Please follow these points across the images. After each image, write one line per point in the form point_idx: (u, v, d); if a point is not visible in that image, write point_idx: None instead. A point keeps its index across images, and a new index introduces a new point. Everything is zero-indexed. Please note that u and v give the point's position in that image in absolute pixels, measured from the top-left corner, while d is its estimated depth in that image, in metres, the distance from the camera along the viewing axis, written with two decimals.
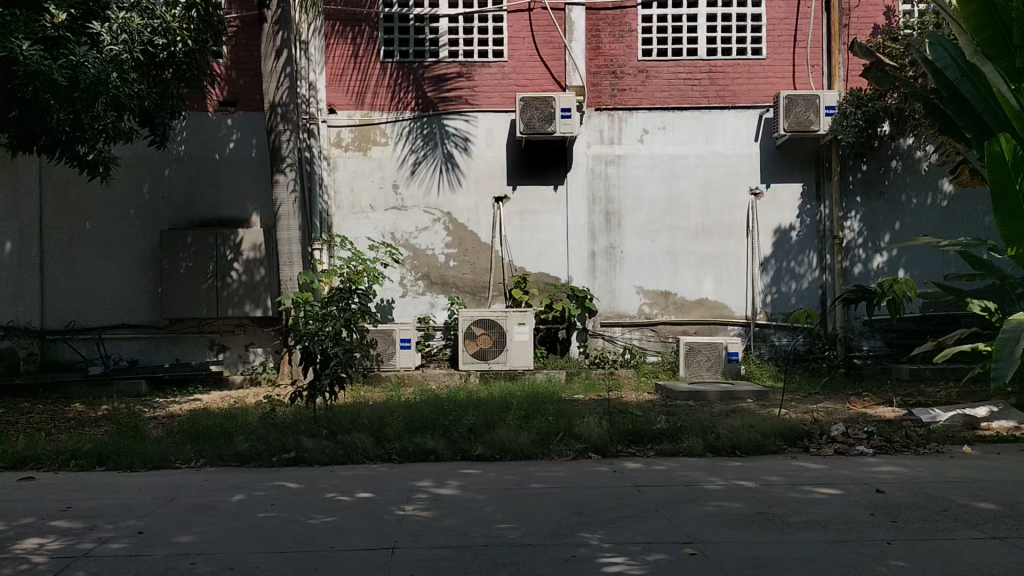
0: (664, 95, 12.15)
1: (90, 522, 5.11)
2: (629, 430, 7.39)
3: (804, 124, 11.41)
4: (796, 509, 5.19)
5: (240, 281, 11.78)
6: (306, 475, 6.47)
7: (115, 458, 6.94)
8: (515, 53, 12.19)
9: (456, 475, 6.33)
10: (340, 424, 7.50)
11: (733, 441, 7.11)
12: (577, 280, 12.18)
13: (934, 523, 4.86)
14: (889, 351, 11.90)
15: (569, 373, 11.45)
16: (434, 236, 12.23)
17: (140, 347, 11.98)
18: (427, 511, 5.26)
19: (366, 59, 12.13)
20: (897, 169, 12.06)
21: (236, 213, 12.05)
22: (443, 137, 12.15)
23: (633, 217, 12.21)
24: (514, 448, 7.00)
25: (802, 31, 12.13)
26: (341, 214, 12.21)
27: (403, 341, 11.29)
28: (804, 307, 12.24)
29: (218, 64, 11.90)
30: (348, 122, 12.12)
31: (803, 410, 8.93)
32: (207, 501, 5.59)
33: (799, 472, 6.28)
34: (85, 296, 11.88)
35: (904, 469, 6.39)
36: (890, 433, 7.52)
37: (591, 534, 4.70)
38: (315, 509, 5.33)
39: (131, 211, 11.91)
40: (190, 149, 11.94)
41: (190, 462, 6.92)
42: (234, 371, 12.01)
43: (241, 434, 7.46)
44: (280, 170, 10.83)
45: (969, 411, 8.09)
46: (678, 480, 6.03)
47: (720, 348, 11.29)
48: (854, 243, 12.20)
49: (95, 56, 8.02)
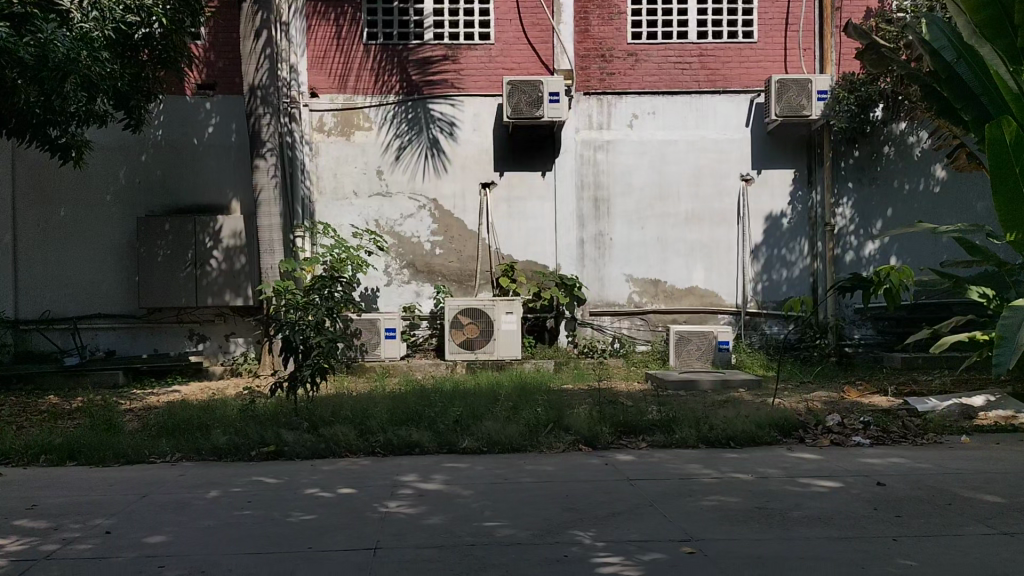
0: (654, 79, 11.90)
1: (54, 522, 4.82)
2: (619, 422, 7.19)
3: (797, 108, 11.21)
4: (795, 504, 5.01)
5: (220, 270, 11.48)
6: (285, 470, 6.22)
7: (87, 453, 6.65)
8: (502, 35, 11.89)
9: (441, 469, 6.10)
10: (321, 416, 7.25)
11: (727, 432, 6.92)
12: (565, 268, 11.96)
13: (939, 518, 4.69)
14: (881, 339, 11.79)
15: (557, 362, 11.22)
16: (419, 223, 11.94)
17: (117, 337, 11.64)
18: (412, 508, 5.02)
19: (350, 41, 11.80)
20: (890, 155, 11.90)
21: (216, 200, 11.75)
22: (429, 122, 11.87)
23: (622, 204, 11.99)
24: (501, 441, 6.79)
25: (794, 14, 11.90)
26: (324, 200, 11.90)
27: (388, 331, 11.05)
28: (796, 295, 12.07)
29: (195, 46, 11.53)
30: (331, 106, 11.79)
31: (797, 400, 8.76)
32: (180, 498, 5.32)
33: (796, 465, 6.10)
34: (60, 285, 11.51)
35: (903, 460, 6.25)
36: (887, 423, 7.39)
37: (583, 532, 4.47)
38: (292, 506, 5.08)
39: (107, 197, 11.55)
40: (167, 133, 11.59)
41: (165, 457, 6.67)
42: (214, 362, 11.72)
43: (219, 427, 7.19)
44: (260, 155, 10.54)
45: (966, 400, 8.00)
46: (673, 473, 5.83)
47: (711, 337, 11.08)
48: (846, 230, 12.01)
49: (65, 34, 7.53)
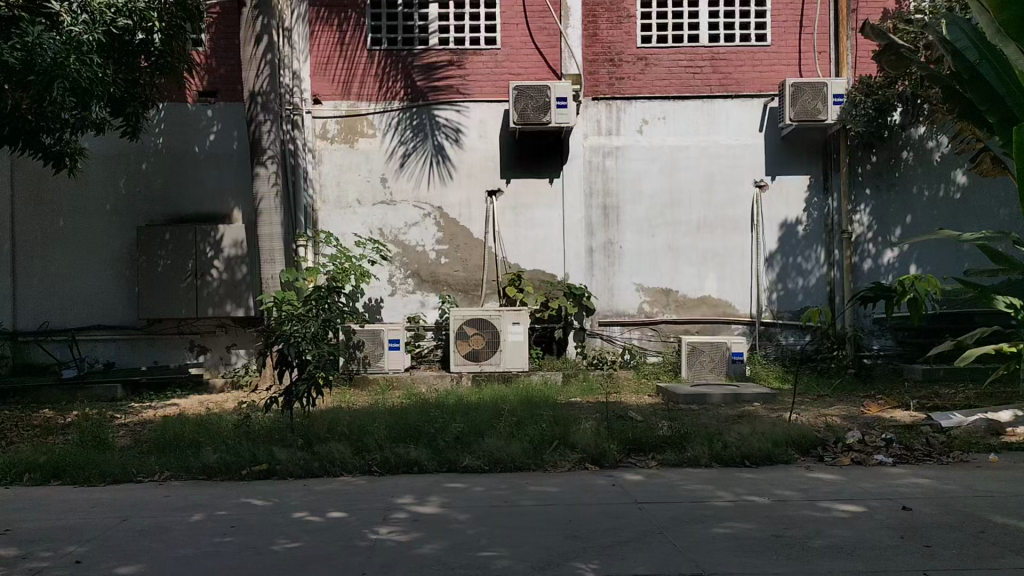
0: (664, 84, 11.60)
1: (24, 549, 4.56)
2: (628, 439, 6.88)
3: (812, 113, 10.87)
4: (816, 531, 4.66)
5: (221, 280, 11.29)
6: (276, 490, 5.93)
7: (71, 471, 6.40)
8: (508, 40, 11.63)
9: (440, 490, 5.78)
10: (317, 433, 6.96)
11: (742, 450, 6.58)
12: (573, 277, 11.64)
13: (974, 550, 4.32)
14: (901, 350, 11.39)
15: (566, 374, 10.88)
16: (424, 232, 11.66)
17: (117, 349, 11.41)
18: (404, 534, 4.72)
19: (353, 47, 11.57)
20: (909, 160, 11.53)
21: (218, 209, 11.53)
22: (434, 129, 11.62)
23: (633, 210, 11.67)
24: (503, 459, 6.47)
25: (809, 16, 11.56)
26: (328, 209, 11.65)
27: (392, 342, 10.72)
28: (813, 305, 11.69)
29: (196, 53, 11.34)
30: (334, 113, 11.57)
31: (815, 414, 8.39)
32: (162, 522, 5.05)
33: (815, 486, 5.75)
34: (59, 296, 11.31)
35: (930, 481, 5.88)
36: (910, 440, 7.02)
37: (585, 564, 4.16)
38: (277, 533, 4.77)
39: (106, 206, 11.35)
40: (168, 142, 11.39)
41: (154, 476, 6.40)
42: (215, 374, 11.45)
43: (210, 444, 6.92)
44: (261, 163, 10.30)
45: (993, 415, 7.61)
46: (685, 496, 5.49)
47: (724, 348, 10.72)
48: (864, 238, 11.66)
49: (53, 37, 7.34)
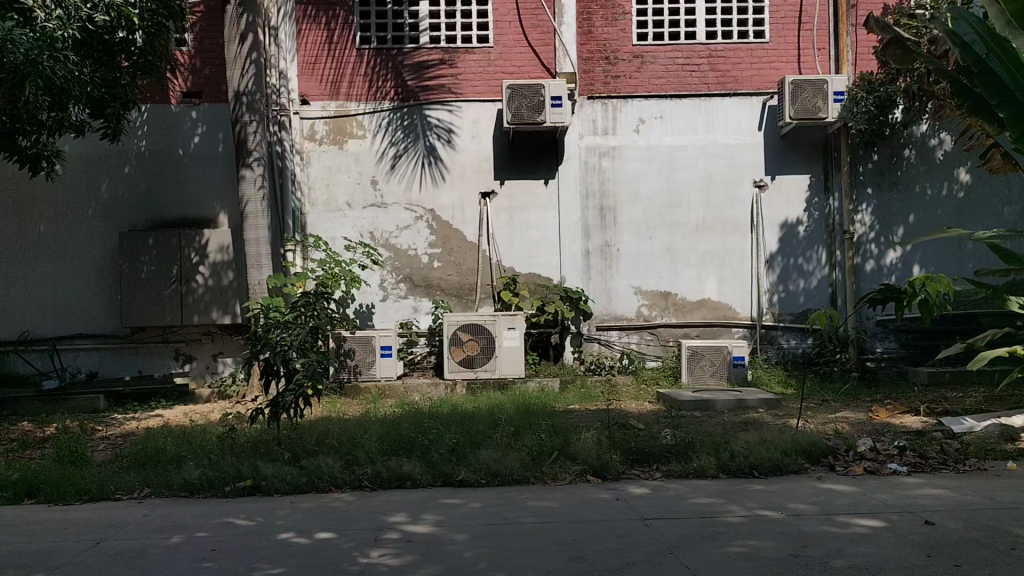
0: (661, 82, 11.33)
1: None
2: (631, 449, 6.58)
3: (813, 110, 10.61)
4: (836, 549, 4.37)
5: (207, 287, 10.95)
6: (261, 508, 5.59)
7: (46, 489, 6.05)
8: (500, 38, 11.35)
9: (435, 507, 5.46)
10: (305, 447, 6.64)
11: (750, 461, 6.29)
12: (570, 280, 11.36)
13: (1006, 568, 4.04)
14: (904, 352, 11.15)
15: (563, 380, 10.55)
16: (416, 235, 11.35)
17: (98, 358, 11.05)
18: (396, 557, 4.40)
19: (342, 46, 11.27)
20: (911, 158, 11.29)
21: (203, 213, 11.19)
22: (425, 129, 11.31)
23: (630, 211, 11.39)
24: (501, 472, 6.17)
25: (807, 12, 11.32)
26: (316, 213, 11.32)
27: (384, 350, 10.38)
28: (815, 308, 11.42)
29: (180, 53, 11.03)
30: (322, 114, 11.24)
31: (822, 421, 8.10)
32: (138, 545, 4.72)
33: (829, 499, 5.45)
34: (39, 303, 10.94)
35: (949, 492, 5.60)
36: (923, 447, 6.75)
37: None
38: (261, 557, 4.45)
39: (88, 211, 11.00)
40: (152, 143, 11.05)
41: (132, 493, 6.07)
42: (201, 383, 11.10)
43: (193, 459, 6.58)
44: (247, 165, 9.96)
45: (1007, 420, 7.34)
46: (694, 511, 5.18)
47: (725, 352, 10.45)
48: (865, 238, 11.41)
49: (23, 32, 6.97)
